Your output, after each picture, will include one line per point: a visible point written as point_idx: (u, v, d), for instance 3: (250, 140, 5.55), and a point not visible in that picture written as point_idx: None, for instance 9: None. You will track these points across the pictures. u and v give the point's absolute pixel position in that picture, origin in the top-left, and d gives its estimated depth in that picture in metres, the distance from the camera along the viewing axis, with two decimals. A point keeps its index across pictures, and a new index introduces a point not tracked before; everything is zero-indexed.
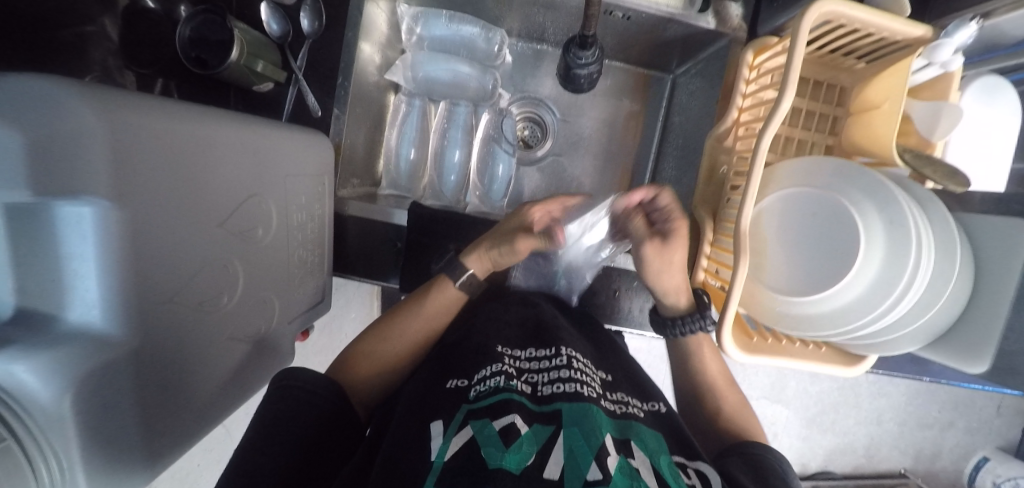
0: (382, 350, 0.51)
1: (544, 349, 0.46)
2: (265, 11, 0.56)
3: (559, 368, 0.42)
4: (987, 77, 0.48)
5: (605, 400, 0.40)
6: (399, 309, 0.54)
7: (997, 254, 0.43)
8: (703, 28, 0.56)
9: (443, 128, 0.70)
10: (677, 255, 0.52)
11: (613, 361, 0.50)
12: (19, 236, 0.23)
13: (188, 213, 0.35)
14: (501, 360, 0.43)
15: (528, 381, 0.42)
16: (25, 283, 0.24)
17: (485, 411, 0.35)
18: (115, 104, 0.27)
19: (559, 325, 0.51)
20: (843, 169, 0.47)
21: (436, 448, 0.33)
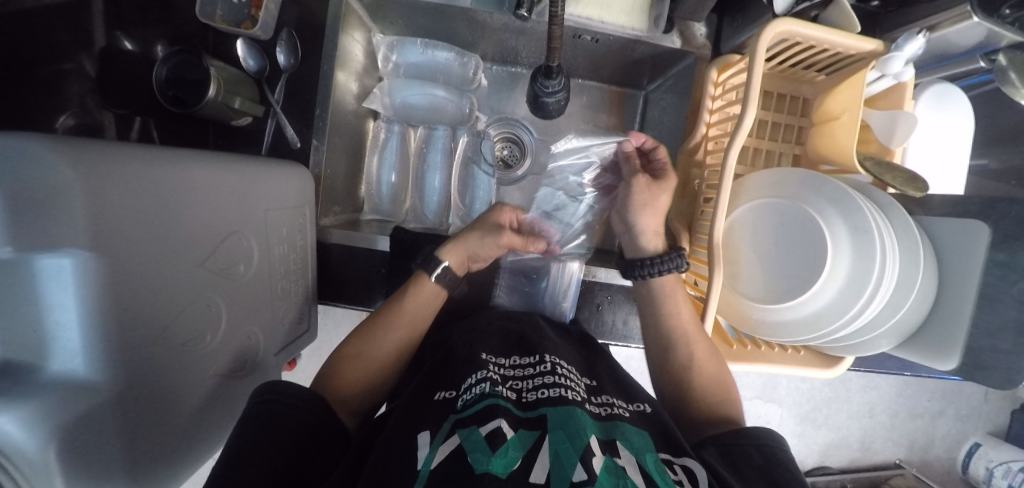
0: (367, 355, 0.49)
1: (528, 357, 0.48)
2: (241, 48, 0.57)
3: (544, 374, 0.44)
4: (938, 85, 0.50)
5: (589, 404, 0.41)
6: (378, 314, 0.53)
7: (958, 254, 0.45)
8: (669, 47, 0.58)
9: (422, 152, 0.71)
10: (661, 197, 0.54)
11: (597, 368, 0.51)
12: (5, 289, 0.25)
13: (168, 248, 0.35)
14: (485, 367, 0.44)
15: (513, 387, 0.43)
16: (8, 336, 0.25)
17: (471, 419, 0.35)
18: (91, 155, 0.28)
19: (543, 337, 0.53)
20: (810, 179, 0.49)
21: (421, 459, 0.32)
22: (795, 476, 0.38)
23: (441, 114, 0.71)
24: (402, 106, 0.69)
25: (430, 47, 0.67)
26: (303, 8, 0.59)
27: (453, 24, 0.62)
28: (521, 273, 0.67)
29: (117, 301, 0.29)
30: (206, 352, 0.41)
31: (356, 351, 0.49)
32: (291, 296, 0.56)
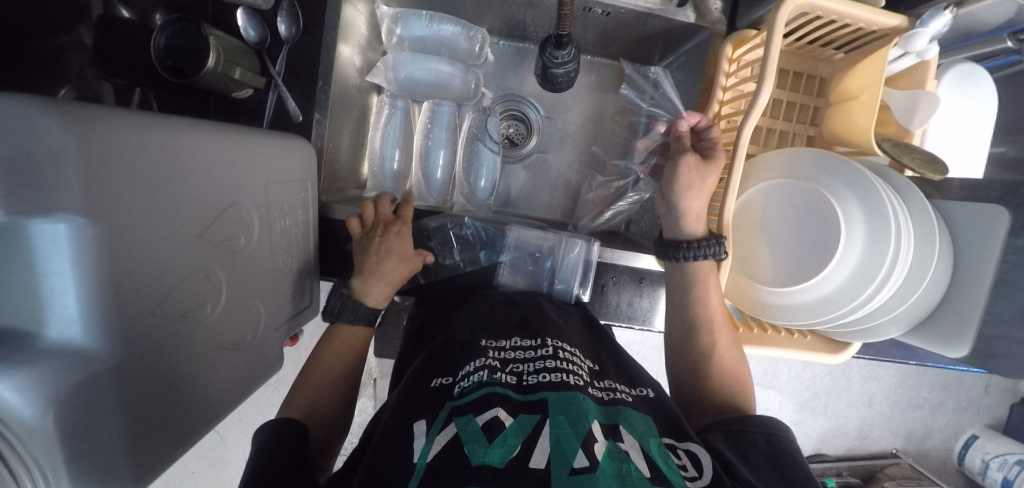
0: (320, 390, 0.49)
1: (529, 340, 0.47)
2: (241, 17, 0.55)
3: (545, 358, 0.43)
4: (964, 64, 0.48)
5: (592, 388, 0.40)
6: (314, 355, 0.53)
7: (976, 234, 0.44)
8: (683, 22, 0.56)
9: (426, 129, 0.68)
10: (710, 177, 0.50)
11: (599, 352, 0.50)
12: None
13: (165, 223, 0.34)
14: (484, 355, 0.44)
15: (513, 371, 0.42)
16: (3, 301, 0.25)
17: (469, 407, 0.35)
18: (83, 118, 0.27)
19: (546, 319, 0.52)
20: (824, 160, 0.47)
21: (419, 449, 0.32)
22: (800, 463, 0.38)
23: (447, 89, 0.69)
24: (406, 81, 0.67)
25: (436, 21, 0.63)
26: None
27: None
28: (524, 253, 0.64)
29: (112, 267, 0.29)
30: (207, 323, 0.41)
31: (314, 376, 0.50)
32: (293, 272, 0.55)
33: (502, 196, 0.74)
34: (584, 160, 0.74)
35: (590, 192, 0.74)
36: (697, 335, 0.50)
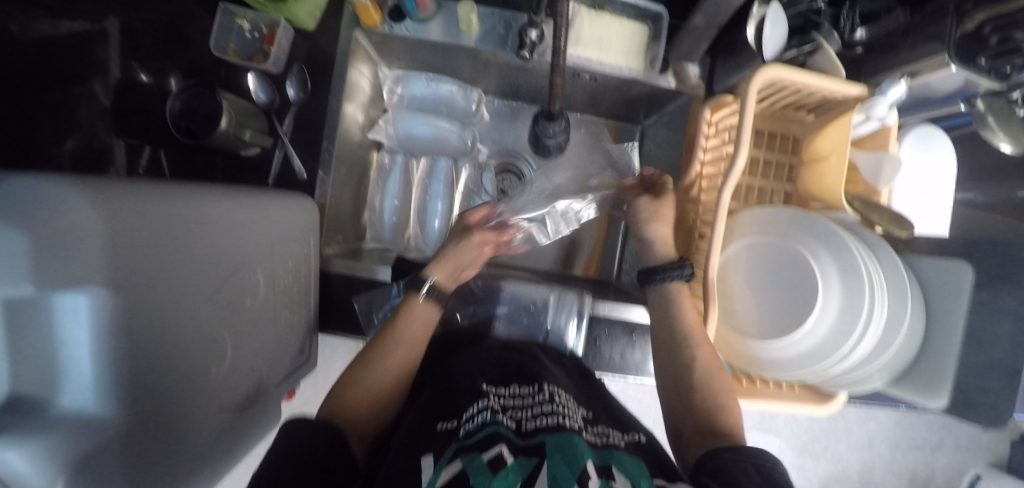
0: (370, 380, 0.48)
1: (527, 386, 0.49)
2: (254, 82, 0.60)
3: (542, 404, 0.44)
4: (922, 126, 0.53)
5: (586, 432, 0.41)
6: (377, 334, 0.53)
7: (941, 291, 0.46)
8: (665, 86, 0.61)
9: (424, 182, 0.72)
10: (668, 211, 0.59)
11: (590, 398, 0.51)
12: (16, 327, 0.24)
13: (179, 288, 0.36)
14: (487, 396, 0.46)
15: (513, 417, 0.43)
16: (20, 370, 0.25)
17: (474, 446, 0.37)
18: (110, 192, 0.29)
19: (540, 366, 0.54)
20: (800, 219, 0.51)
21: (426, 479, 0.34)
22: None
23: (444, 146, 0.73)
24: (405, 137, 0.72)
25: (435, 81, 0.70)
26: (313, 43, 0.62)
27: (458, 61, 0.65)
28: (519, 305, 0.66)
29: (127, 336, 0.30)
30: (210, 384, 0.41)
31: (350, 379, 0.48)
32: (293, 325, 0.56)
33: None
34: None
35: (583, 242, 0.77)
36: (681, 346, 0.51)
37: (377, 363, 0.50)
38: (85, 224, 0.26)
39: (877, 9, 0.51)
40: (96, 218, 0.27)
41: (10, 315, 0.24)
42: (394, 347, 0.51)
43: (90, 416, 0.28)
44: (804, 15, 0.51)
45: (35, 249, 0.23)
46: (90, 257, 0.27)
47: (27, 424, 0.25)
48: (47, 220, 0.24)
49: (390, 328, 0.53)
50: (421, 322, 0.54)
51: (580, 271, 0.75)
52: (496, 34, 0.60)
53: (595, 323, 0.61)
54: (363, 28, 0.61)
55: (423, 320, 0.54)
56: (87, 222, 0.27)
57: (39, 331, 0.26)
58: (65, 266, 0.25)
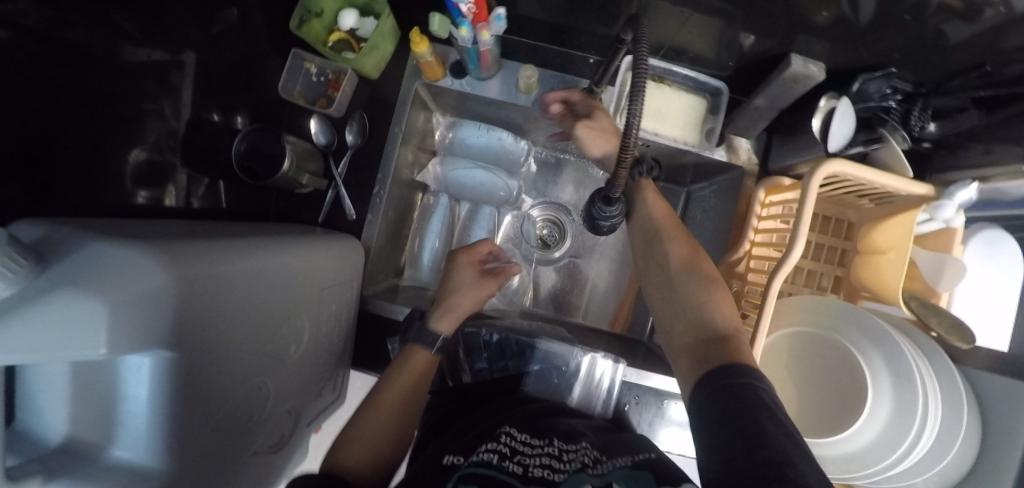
0: (370, 430, 0.51)
1: (537, 438, 0.47)
2: (316, 125, 0.63)
3: (547, 456, 0.43)
4: (988, 231, 0.51)
5: (594, 463, 0.42)
6: (377, 388, 0.55)
7: (1003, 410, 0.43)
8: (718, 159, 0.62)
9: (465, 227, 0.75)
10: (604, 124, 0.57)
11: (607, 437, 0.51)
12: (83, 383, 0.28)
13: (232, 344, 0.38)
14: (497, 439, 0.45)
15: (520, 462, 0.41)
16: (81, 419, 0.28)
17: (477, 481, 0.37)
18: (180, 259, 0.32)
19: (559, 418, 0.54)
20: (851, 314, 0.50)
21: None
22: None
23: (491, 197, 0.75)
24: (451, 180, 0.73)
25: (490, 129, 0.71)
26: (375, 88, 0.65)
27: (511, 115, 0.68)
28: (551, 365, 0.65)
29: (183, 392, 0.32)
30: (250, 432, 0.42)
31: (354, 426, 0.51)
32: (330, 365, 0.58)
33: (530, 295, 0.77)
34: (613, 265, 0.78)
35: (616, 298, 0.77)
36: (658, 246, 0.56)
37: (376, 409, 0.53)
38: (157, 289, 0.29)
39: (951, 107, 0.50)
40: (164, 283, 0.30)
41: (80, 374, 0.28)
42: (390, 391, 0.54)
43: (141, 469, 0.29)
44: (872, 110, 0.53)
45: (112, 319, 0.25)
46: (159, 321, 0.29)
47: (81, 474, 0.27)
48: (124, 290, 0.27)
49: (391, 375, 0.56)
50: (419, 370, 0.57)
51: (604, 325, 0.76)
52: (552, 96, 0.61)
53: (625, 389, 0.62)
54: (424, 82, 0.64)
55: (421, 369, 0.57)
56: (158, 286, 0.29)
57: (106, 390, 0.29)
58: (142, 332, 0.27)
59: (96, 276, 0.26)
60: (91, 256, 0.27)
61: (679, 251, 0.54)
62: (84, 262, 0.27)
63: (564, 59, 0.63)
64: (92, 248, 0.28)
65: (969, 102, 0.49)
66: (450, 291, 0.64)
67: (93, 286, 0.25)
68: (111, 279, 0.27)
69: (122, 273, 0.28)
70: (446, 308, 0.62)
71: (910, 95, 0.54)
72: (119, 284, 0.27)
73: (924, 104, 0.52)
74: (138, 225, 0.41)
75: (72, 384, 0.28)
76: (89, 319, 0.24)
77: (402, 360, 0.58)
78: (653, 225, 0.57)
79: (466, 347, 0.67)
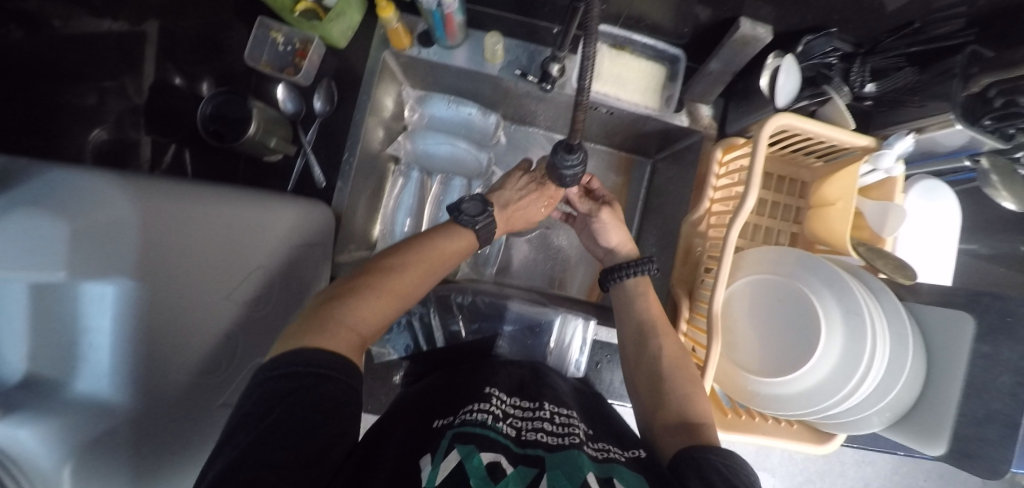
0: (387, 279, 0.48)
1: (528, 401, 0.50)
2: (282, 91, 0.62)
3: (542, 420, 0.45)
4: (927, 180, 0.55)
5: (588, 447, 0.41)
6: (405, 243, 0.54)
7: (943, 336, 0.46)
8: (679, 125, 0.65)
9: (438, 199, 0.77)
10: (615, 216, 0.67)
11: (595, 421, 0.50)
12: (46, 309, 0.25)
13: (202, 284, 0.36)
14: (489, 401, 0.47)
15: (512, 425, 0.44)
16: (41, 349, 0.25)
17: (472, 438, 0.38)
18: (143, 189, 0.31)
19: (547, 384, 0.55)
20: (805, 259, 0.52)
21: (426, 474, 0.33)
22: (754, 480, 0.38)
23: (461, 166, 0.79)
24: (423, 153, 0.77)
25: (459, 105, 0.75)
26: (342, 59, 0.65)
27: (481, 87, 0.71)
28: (524, 326, 0.66)
29: (146, 327, 0.30)
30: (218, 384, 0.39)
31: (383, 279, 0.48)
32: None
33: (504, 264, 0.82)
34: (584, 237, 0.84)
35: None
36: (649, 338, 0.55)
37: (409, 270, 0.50)
38: (121, 218, 0.28)
39: (887, 66, 0.54)
40: (131, 213, 0.29)
41: (40, 300, 0.24)
42: (432, 256, 0.53)
43: (106, 404, 0.28)
44: (816, 68, 0.55)
45: (72, 240, 0.25)
46: (120, 249, 0.28)
47: (40, 410, 0.24)
48: (87, 217, 0.26)
49: (436, 239, 0.55)
50: (461, 247, 0.57)
51: (581, 296, 0.83)
52: (519, 64, 0.64)
53: (597, 349, 0.64)
54: (391, 51, 0.64)
55: (461, 247, 0.57)
56: (123, 216, 0.28)
57: (67, 318, 0.26)
58: (100, 257, 0.27)
59: (63, 200, 0.26)
60: (57, 184, 0.27)
61: (668, 344, 0.54)
62: (52, 185, 0.27)
63: (528, 29, 0.65)
64: (52, 175, 0.28)
65: (904, 60, 0.52)
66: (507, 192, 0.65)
67: (63, 209, 0.25)
68: (77, 204, 0.26)
69: (88, 200, 0.27)
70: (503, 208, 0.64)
71: (850, 55, 0.55)
72: (81, 209, 0.26)
73: (863, 63, 0.55)
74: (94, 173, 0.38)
75: (31, 308, 0.24)
76: (50, 235, 0.24)
77: (445, 229, 0.57)
78: (639, 330, 0.56)
79: (438, 311, 0.66)
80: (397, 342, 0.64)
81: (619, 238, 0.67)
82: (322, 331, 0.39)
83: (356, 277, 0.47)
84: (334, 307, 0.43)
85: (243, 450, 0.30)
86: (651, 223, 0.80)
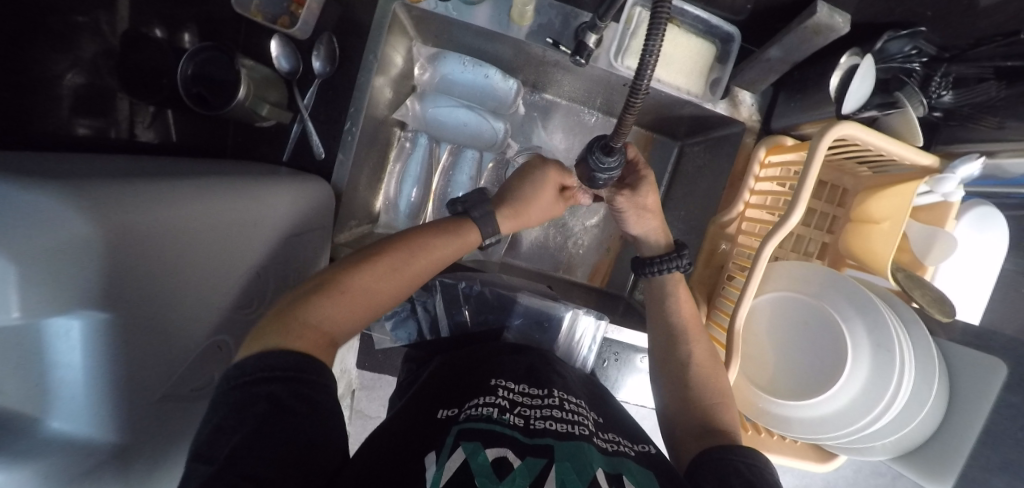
0: (369, 279, 0.43)
1: (537, 388, 0.49)
2: (277, 47, 0.54)
3: (551, 407, 0.44)
4: (982, 207, 0.49)
5: (597, 438, 0.41)
6: (404, 234, 0.48)
7: (972, 373, 0.44)
8: (719, 114, 0.58)
9: (446, 173, 0.72)
10: (647, 198, 0.56)
11: (601, 409, 0.51)
12: (4, 354, 0.21)
13: (183, 299, 0.32)
14: (495, 392, 0.45)
15: (521, 414, 0.42)
16: (2, 388, 0.21)
17: (477, 434, 0.37)
18: (104, 199, 0.26)
19: (551, 370, 0.54)
20: (838, 281, 0.49)
21: (431, 476, 0.33)
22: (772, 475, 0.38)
23: (474, 137, 0.72)
24: (433, 118, 0.70)
25: (476, 65, 0.67)
26: (344, 7, 0.57)
27: (501, 49, 0.62)
28: (533, 320, 0.65)
29: (122, 357, 0.27)
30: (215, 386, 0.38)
31: (357, 273, 0.43)
32: None
33: (512, 244, 0.79)
34: (599, 221, 0.79)
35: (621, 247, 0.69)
36: (678, 343, 0.52)
37: (390, 266, 0.45)
38: (82, 240, 0.24)
39: (970, 76, 0.45)
40: (91, 231, 0.24)
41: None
42: (419, 252, 0.47)
43: (87, 442, 0.25)
44: (892, 71, 0.47)
45: (24, 282, 0.20)
46: (87, 276, 0.24)
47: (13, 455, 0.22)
48: (40, 244, 0.21)
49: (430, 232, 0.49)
50: (461, 243, 0.51)
51: (585, 280, 0.80)
52: (551, 29, 0.55)
53: (606, 346, 0.63)
54: (403, 3, 0.55)
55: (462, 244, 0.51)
56: (84, 236, 0.24)
57: (29, 355, 0.23)
58: (58, 291, 0.22)
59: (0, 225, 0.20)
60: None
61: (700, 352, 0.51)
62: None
63: None
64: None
65: (990, 71, 0.44)
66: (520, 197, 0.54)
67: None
68: (25, 228, 0.21)
69: (36, 219, 0.22)
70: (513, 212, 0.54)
71: (932, 59, 0.47)
72: (30, 232, 0.21)
73: (945, 71, 0.46)
74: (70, 163, 0.33)
75: None
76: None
77: (449, 225, 0.50)
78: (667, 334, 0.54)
79: (444, 300, 0.64)
80: (400, 332, 0.64)
81: (647, 227, 0.58)
82: (279, 330, 0.36)
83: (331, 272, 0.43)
84: (302, 302, 0.39)
85: (224, 462, 0.28)
86: (671, 213, 0.75)
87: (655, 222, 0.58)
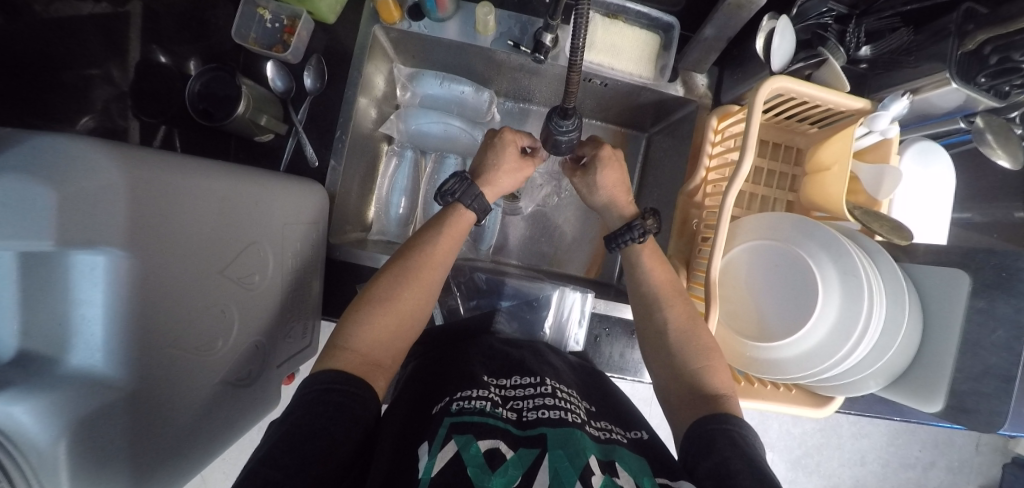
0: (391, 291, 0.48)
1: (527, 377, 0.50)
2: (271, 69, 0.62)
3: (544, 396, 0.45)
4: (921, 142, 0.54)
5: (590, 426, 0.42)
6: (416, 241, 0.54)
7: (937, 292, 0.46)
8: (673, 94, 0.65)
9: (432, 179, 0.78)
10: (607, 171, 0.61)
11: (595, 394, 0.52)
12: (31, 281, 0.25)
13: (188, 261, 0.34)
14: (485, 387, 0.46)
15: (513, 408, 0.44)
16: (34, 313, 0.25)
17: (470, 427, 0.38)
18: (132, 154, 0.30)
19: (545, 360, 0.54)
20: (804, 225, 0.51)
21: (423, 466, 0.34)
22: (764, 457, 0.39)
23: (455, 144, 0.78)
24: (416, 133, 0.77)
25: (451, 83, 0.75)
26: (331, 35, 0.64)
27: (473, 63, 0.70)
28: (523, 300, 0.69)
29: (139, 299, 0.29)
30: (220, 355, 0.39)
31: (375, 294, 0.48)
32: (303, 315, 0.55)
33: (501, 243, 0.83)
34: (581, 213, 0.85)
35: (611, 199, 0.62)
36: (653, 311, 0.54)
37: (410, 279, 0.50)
38: (108, 182, 0.27)
39: (882, 27, 0.52)
40: (116, 178, 0.27)
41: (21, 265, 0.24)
42: (426, 258, 0.52)
43: (101, 377, 0.27)
44: (811, 29, 0.53)
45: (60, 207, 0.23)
46: (111, 219, 0.27)
47: (32, 385, 0.24)
48: (73, 184, 0.24)
49: (428, 242, 0.53)
50: (457, 237, 0.56)
51: (581, 272, 0.83)
52: (512, 35, 0.63)
53: (597, 321, 0.64)
54: (382, 26, 0.63)
55: (463, 227, 0.57)
56: (110, 180, 0.27)
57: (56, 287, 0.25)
58: (84, 225, 0.25)
59: (42, 165, 0.24)
60: (42, 147, 0.24)
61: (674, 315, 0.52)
62: (32, 149, 0.24)
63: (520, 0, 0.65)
64: (21, 135, 0.25)
65: (898, 20, 0.51)
66: (489, 168, 0.60)
67: (39, 172, 0.23)
68: (67, 172, 0.24)
69: (71, 163, 0.25)
70: (487, 184, 0.60)
71: (844, 16, 0.53)
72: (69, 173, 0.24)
73: (857, 23, 0.52)
74: None
75: (18, 275, 0.24)
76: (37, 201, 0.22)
77: (443, 222, 0.56)
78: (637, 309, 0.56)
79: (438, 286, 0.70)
80: None
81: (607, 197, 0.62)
82: (329, 358, 0.43)
83: (364, 294, 0.49)
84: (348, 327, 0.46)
85: (263, 456, 0.33)
86: (648, 196, 0.80)
87: (613, 176, 0.62)
